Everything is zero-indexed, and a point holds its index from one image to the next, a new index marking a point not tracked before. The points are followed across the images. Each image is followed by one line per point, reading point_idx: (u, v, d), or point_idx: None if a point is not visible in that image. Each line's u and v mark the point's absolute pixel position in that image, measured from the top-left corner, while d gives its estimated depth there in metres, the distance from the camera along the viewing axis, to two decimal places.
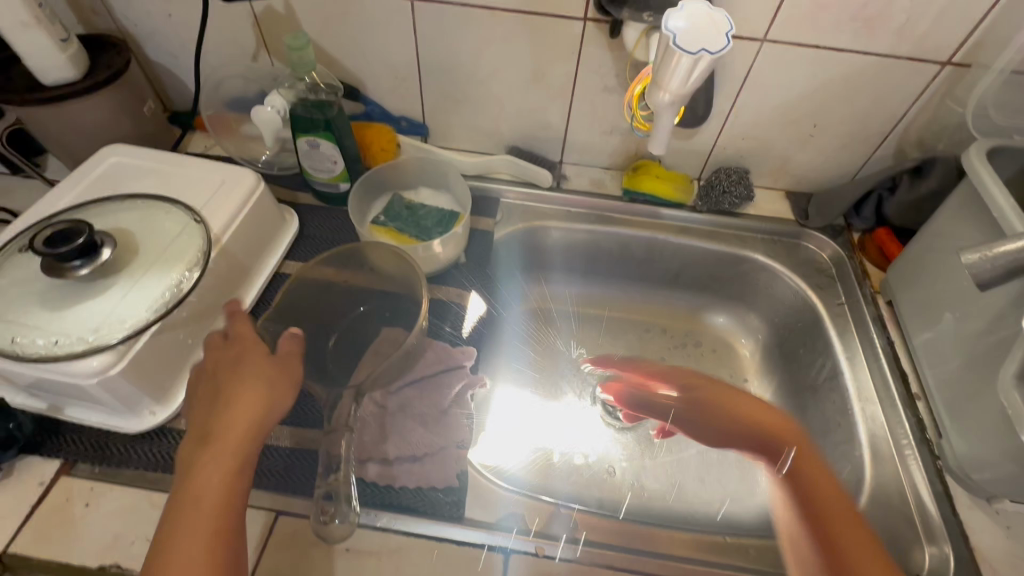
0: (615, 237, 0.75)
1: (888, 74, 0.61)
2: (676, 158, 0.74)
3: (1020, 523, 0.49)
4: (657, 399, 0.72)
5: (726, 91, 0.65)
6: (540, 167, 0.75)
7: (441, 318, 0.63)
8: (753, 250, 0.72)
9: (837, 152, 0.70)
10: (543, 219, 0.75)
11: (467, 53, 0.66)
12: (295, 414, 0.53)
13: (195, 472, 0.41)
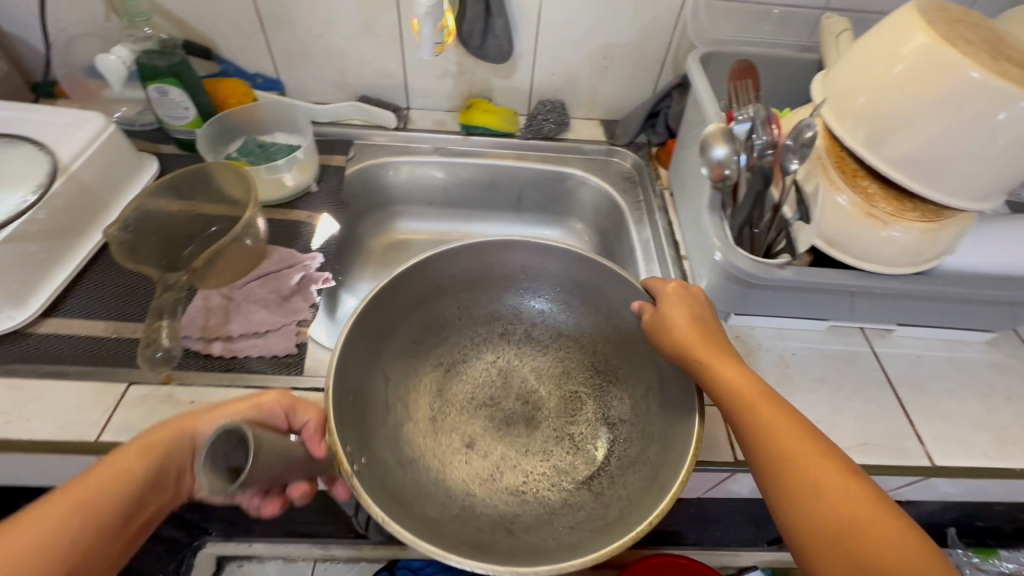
0: (459, 166, 0.86)
1: (647, 8, 0.76)
2: (503, 96, 0.87)
3: (746, 332, 0.63)
4: None
5: (527, 31, 0.79)
6: (386, 110, 0.86)
7: (293, 235, 0.71)
8: (572, 168, 0.86)
9: (631, 79, 0.85)
10: (392, 154, 0.85)
11: (303, 9, 0.76)
12: (130, 308, 0.59)
13: (109, 466, 0.39)
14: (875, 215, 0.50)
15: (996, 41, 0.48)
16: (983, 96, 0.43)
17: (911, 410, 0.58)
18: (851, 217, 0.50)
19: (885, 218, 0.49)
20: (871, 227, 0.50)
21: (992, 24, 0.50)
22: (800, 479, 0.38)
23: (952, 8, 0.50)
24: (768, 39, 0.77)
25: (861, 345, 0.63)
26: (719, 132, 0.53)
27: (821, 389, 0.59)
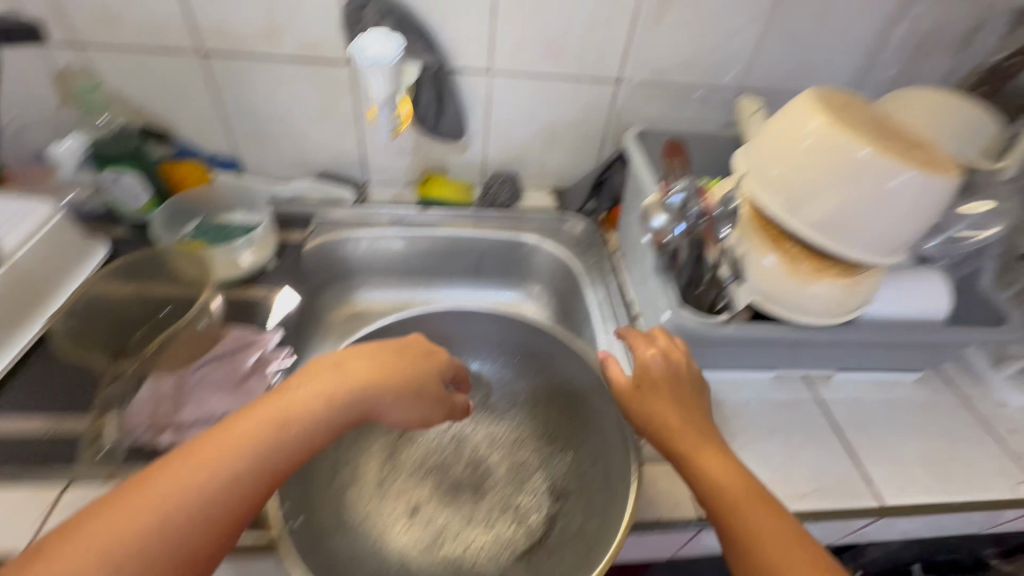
0: (417, 237, 0.88)
1: (585, 90, 0.84)
2: (458, 170, 0.92)
3: None
4: None
5: (477, 112, 0.85)
6: (344, 186, 0.88)
7: (250, 313, 0.70)
8: (527, 235, 0.90)
9: (576, 152, 0.92)
10: (351, 228, 0.86)
11: (263, 95, 0.79)
12: (69, 401, 0.56)
13: (232, 428, 0.39)
14: (797, 274, 0.55)
15: (877, 123, 0.56)
16: (873, 169, 0.49)
17: (857, 451, 0.61)
18: (781, 274, 0.55)
19: (805, 276, 0.55)
20: (801, 280, 0.55)
21: (873, 108, 0.59)
22: (767, 569, 0.38)
23: (840, 95, 0.58)
24: (693, 116, 0.86)
25: (805, 391, 0.67)
26: (657, 203, 0.60)
27: (775, 437, 0.61)
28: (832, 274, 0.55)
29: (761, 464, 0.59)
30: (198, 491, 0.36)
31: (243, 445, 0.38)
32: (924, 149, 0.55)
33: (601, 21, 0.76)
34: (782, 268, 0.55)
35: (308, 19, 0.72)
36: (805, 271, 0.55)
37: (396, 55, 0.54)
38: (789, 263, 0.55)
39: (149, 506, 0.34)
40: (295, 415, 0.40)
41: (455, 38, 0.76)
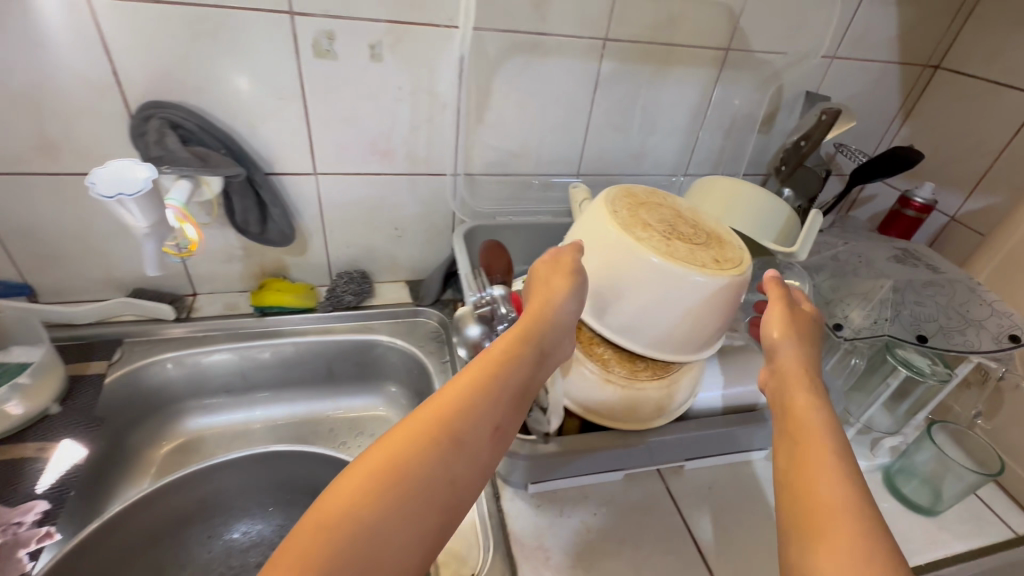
0: (253, 350, 0.80)
1: (423, 185, 0.82)
2: (300, 271, 0.86)
3: (546, 500, 0.61)
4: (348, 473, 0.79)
5: (310, 213, 0.80)
6: (163, 302, 0.79)
7: (12, 479, 0.58)
8: (379, 334, 0.84)
9: (426, 243, 0.89)
10: (170, 350, 0.77)
11: (48, 213, 0.70)
12: None
13: (359, 469, 0.39)
14: (612, 379, 0.53)
15: (675, 218, 0.57)
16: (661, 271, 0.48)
17: (707, 553, 0.58)
18: (596, 381, 0.53)
19: (621, 381, 0.53)
20: (615, 387, 0.52)
21: (674, 201, 0.61)
22: (825, 526, 0.39)
23: (640, 192, 0.59)
24: (537, 202, 0.87)
25: (657, 487, 0.64)
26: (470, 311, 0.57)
27: (623, 550, 0.57)
28: (647, 376, 0.53)
29: None
30: (452, 454, 0.42)
31: (454, 409, 0.43)
32: (720, 241, 0.55)
33: (425, 121, 0.75)
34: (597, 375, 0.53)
35: (90, 132, 0.65)
36: (619, 375, 0.53)
37: (144, 185, 0.49)
38: (602, 368, 0.53)
39: (451, 458, 0.42)
40: (461, 408, 0.44)
41: (270, 144, 0.72)
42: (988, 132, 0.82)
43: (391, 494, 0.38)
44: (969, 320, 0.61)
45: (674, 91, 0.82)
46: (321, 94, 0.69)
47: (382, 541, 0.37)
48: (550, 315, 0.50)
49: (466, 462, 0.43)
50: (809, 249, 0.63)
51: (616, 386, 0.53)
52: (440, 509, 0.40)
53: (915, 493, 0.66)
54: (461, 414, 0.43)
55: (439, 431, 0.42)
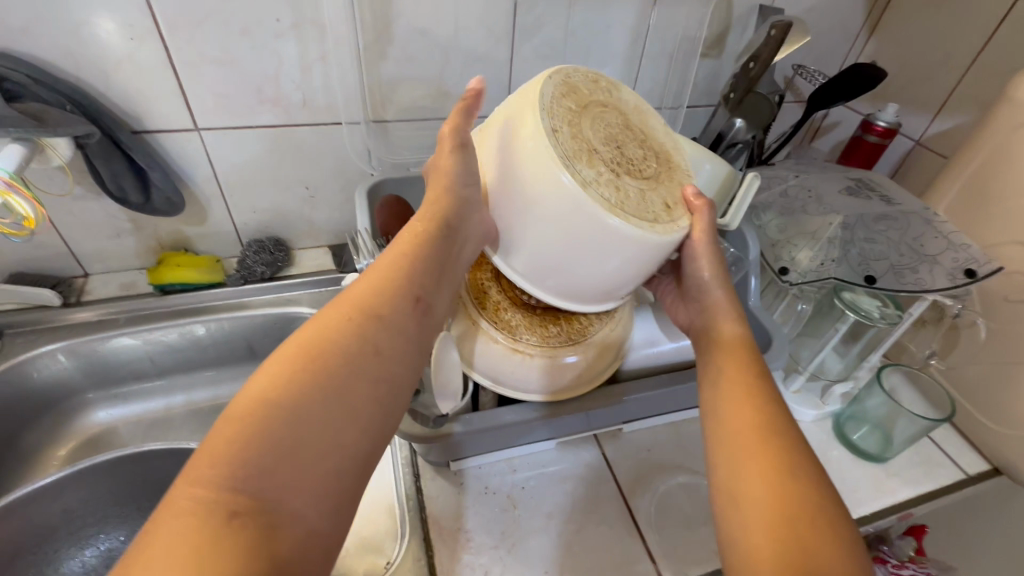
0: (155, 333, 0.73)
1: (328, 137, 0.72)
2: (205, 242, 0.77)
3: (470, 476, 0.56)
4: None
5: (202, 176, 0.71)
6: (44, 287, 0.70)
7: None
8: (298, 306, 0.77)
9: (345, 203, 0.81)
10: (57, 339, 0.69)
11: None
12: None
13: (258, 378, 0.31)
14: (520, 348, 0.47)
15: (622, 127, 0.46)
16: (588, 218, 0.40)
17: (640, 518, 0.55)
18: (505, 349, 0.47)
19: (529, 350, 0.47)
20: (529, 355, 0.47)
21: (623, 95, 0.48)
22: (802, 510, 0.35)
23: (580, 83, 0.46)
24: None
25: (593, 452, 0.60)
26: None
27: (551, 525, 0.53)
28: (562, 341, 0.48)
29: (532, 565, 0.50)
30: (369, 329, 0.36)
31: (362, 293, 0.37)
32: (665, 174, 0.46)
33: (318, 60, 0.65)
34: (505, 342, 0.47)
35: None
36: (531, 341, 0.47)
37: None
38: (512, 334, 0.47)
39: (372, 333, 0.36)
40: (377, 292, 0.37)
41: (133, 96, 0.61)
42: (958, 42, 0.74)
43: (307, 386, 0.31)
44: (922, 255, 0.55)
45: (607, 12, 0.72)
46: (182, 33, 0.58)
47: (315, 432, 0.31)
48: (436, 213, 0.43)
49: (389, 340, 0.36)
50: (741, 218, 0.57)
51: (529, 351, 0.47)
52: (375, 385, 0.34)
53: (865, 439, 0.62)
54: (382, 296, 0.37)
55: (362, 313, 0.36)
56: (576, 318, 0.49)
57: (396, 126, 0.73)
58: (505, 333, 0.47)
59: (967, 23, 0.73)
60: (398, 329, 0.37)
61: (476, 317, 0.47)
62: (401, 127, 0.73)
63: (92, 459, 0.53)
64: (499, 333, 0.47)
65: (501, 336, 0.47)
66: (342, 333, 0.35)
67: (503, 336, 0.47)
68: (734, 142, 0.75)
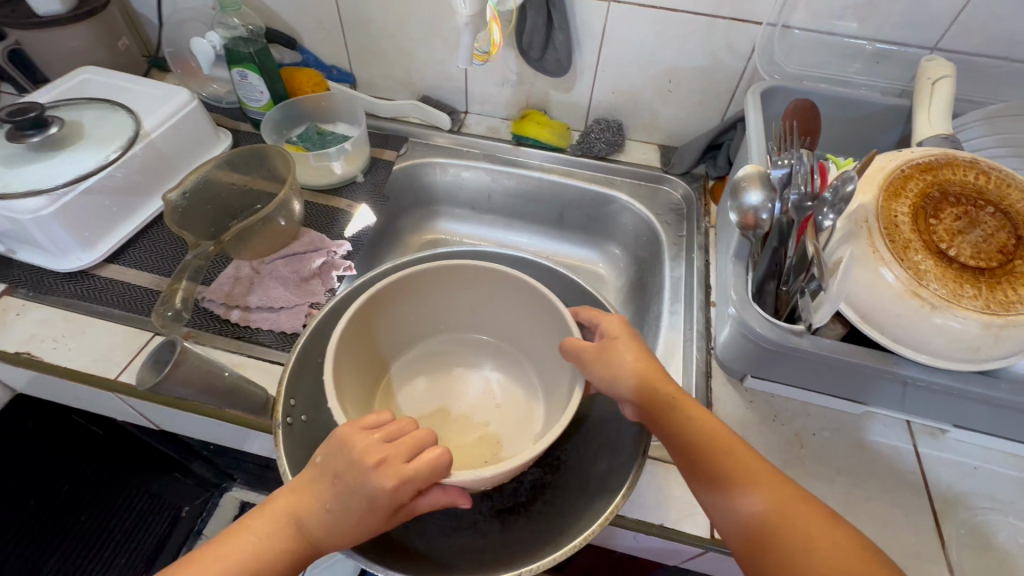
0: (503, 176, 0.86)
1: (719, 32, 0.70)
2: (560, 109, 0.86)
3: (762, 398, 0.57)
4: None
5: (589, 47, 0.77)
6: (442, 112, 0.88)
7: (330, 220, 0.75)
8: (618, 191, 0.82)
9: (696, 105, 0.80)
10: (440, 156, 0.87)
11: (377, 10, 0.80)
12: (170, 263, 0.66)
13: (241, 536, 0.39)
14: (923, 296, 0.42)
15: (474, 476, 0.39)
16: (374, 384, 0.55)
17: (945, 526, 0.49)
18: (898, 288, 0.43)
19: (934, 302, 0.42)
20: (929, 307, 0.42)
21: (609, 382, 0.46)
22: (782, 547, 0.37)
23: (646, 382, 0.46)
24: (855, 77, 0.69)
25: (903, 439, 0.54)
26: (760, 175, 0.49)
27: (838, 481, 0.51)
28: (976, 308, 0.41)
29: None
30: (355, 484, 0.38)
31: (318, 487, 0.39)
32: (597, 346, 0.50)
33: None
34: (902, 282, 0.42)
35: None
36: (933, 292, 0.42)
37: None
38: (913, 276, 0.42)
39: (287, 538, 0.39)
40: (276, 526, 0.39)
41: None
42: None
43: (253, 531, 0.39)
44: None
45: None
46: None
47: None
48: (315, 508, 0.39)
49: (334, 464, 0.39)
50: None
51: (928, 302, 0.42)
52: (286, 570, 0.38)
53: None
54: (331, 472, 0.39)
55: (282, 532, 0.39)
56: (1001, 288, 0.41)
57: (796, 34, 0.67)
58: (906, 271, 0.42)
59: None
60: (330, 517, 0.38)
61: (877, 244, 0.43)
62: (800, 36, 0.67)
63: None
64: (898, 270, 0.43)
65: (900, 275, 0.42)
66: (313, 518, 0.39)
67: (903, 275, 0.42)
68: None
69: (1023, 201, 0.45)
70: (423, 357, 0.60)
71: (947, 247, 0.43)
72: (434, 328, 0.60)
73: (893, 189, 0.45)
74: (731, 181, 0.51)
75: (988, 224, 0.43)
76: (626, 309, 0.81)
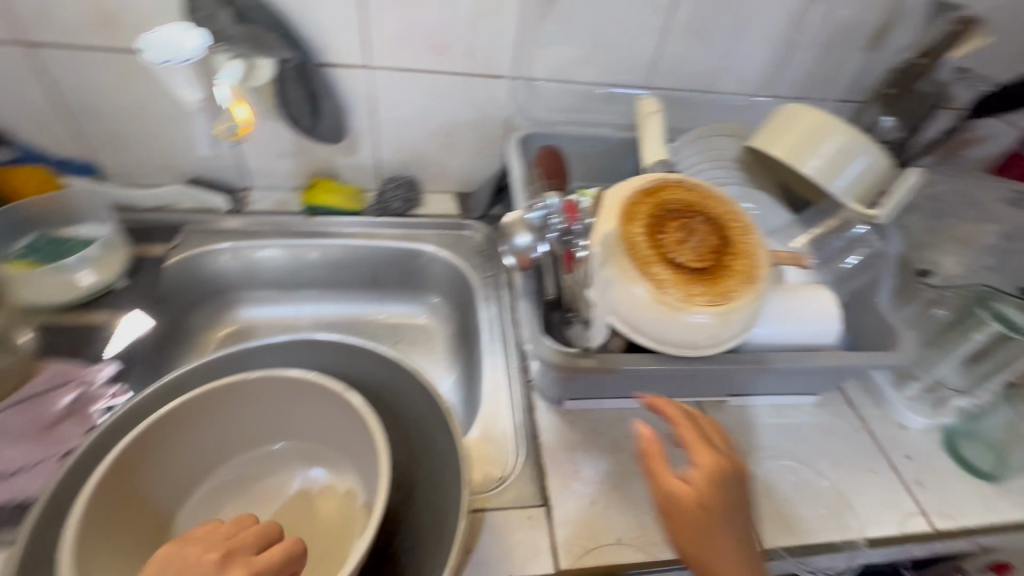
0: (302, 249, 0.81)
1: (478, 87, 0.76)
2: (350, 173, 0.85)
3: (581, 417, 0.61)
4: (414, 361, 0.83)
5: (361, 111, 0.77)
6: (217, 193, 0.80)
7: (87, 342, 0.65)
8: (424, 243, 0.83)
9: (477, 154, 0.85)
10: (223, 240, 0.79)
11: (107, 94, 0.70)
12: None
13: None
14: (667, 301, 0.49)
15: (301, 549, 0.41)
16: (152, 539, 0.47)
17: (740, 485, 0.57)
18: (649, 299, 0.49)
19: (676, 304, 0.49)
20: (675, 309, 0.49)
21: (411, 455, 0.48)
22: None
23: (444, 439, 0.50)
24: (598, 116, 0.80)
25: (697, 419, 0.62)
26: (525, 219, 0.54)
27: (655, 474, 0.57)
28: (707, 302, 0.49)
29: (635, 505, 0.54)
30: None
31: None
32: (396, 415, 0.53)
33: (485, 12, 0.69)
34: (650, 293, 0.49)
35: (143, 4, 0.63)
36: (674, 297, 0.49)
37: (191, 53, 0.49)
38: (657, 286, 0.49)
39: None
40: None
41: (322, 30, 0.68)
42: None
43: None
44: None
45: None
46: None
47: None
48: None
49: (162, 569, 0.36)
50: (893, 213, 0.57)
51: (672, 305, 0.49)
52: None
53: (977, 456, 0.62)
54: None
55: None
56: (720, 281, 0.50)
57: (541, 85, 0.76)
58: (651, 283, 0.49)
59: None
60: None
61: (625, 264, 0.49)
62: (545, 86, 0.76)
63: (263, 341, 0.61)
64: (645, 284, 0.49)
65: (647, 287, 0.49)
66: None
67: (649, 288, 0.49)
68: (880, 141, 0.73)
69: (720, 207, 0.55)
70: (223, 486, 0.53)
71: (676, 255, 0.50)
72: (223, 452, 0.53)
73: (626, 214, 0.52)
74: (502, 227, 0.54)
75: (700, 231, 0.52)
76: (457, 356, 0.82)
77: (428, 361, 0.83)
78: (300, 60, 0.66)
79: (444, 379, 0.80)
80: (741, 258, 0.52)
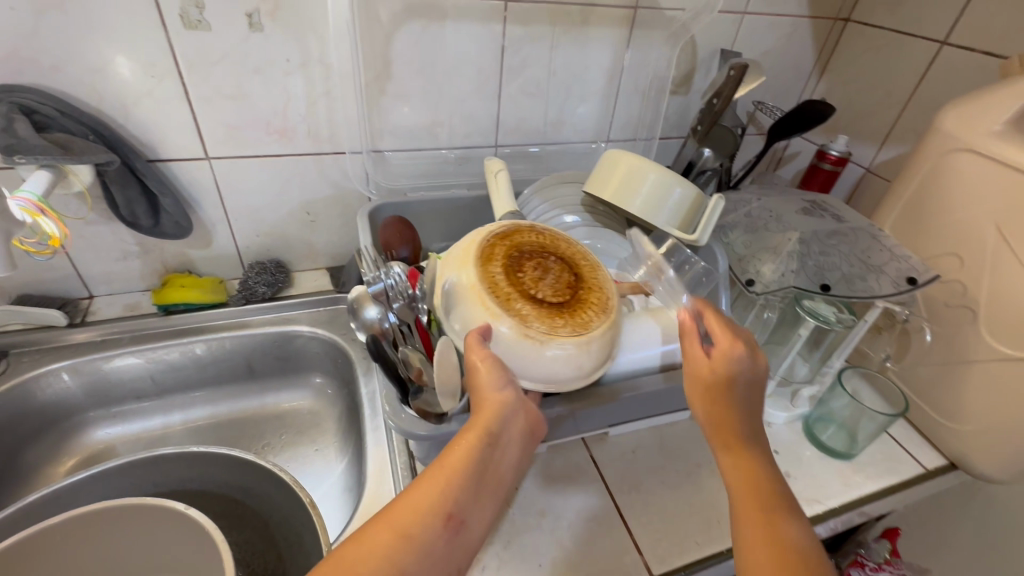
0: (158, 353, 0.75)
1: (330, 164, 0.78)
2: (208, 264, 0.81)
3: None
4: (301, 450, 0.78)
5: (208, 202, 0.75)
6: (51, 308, 0.73)
7: None
8: (297, 324, 0.81)
9: (343, 227, 0.85)
10: (59, 359, 0.71)
11: None
12: None
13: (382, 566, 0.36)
14: (531, 335, 0.49)
15: None
16: None
17: (627, 513, 0.58)
18: (514, 336, 0.49)
19: (540, 337, 0.49)
20: (539, 342, 0.49)
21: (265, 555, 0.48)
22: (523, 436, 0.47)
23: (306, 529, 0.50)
24: (455, 177, 0.84)
25: (581, 456, 0.64)
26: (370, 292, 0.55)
27: (544, 522, 0.57)
28: (569, 333, 0.51)
29: (526, 560, 0.53)
30: (401, 552, 0.36)
31: (497, 407, 0.44)
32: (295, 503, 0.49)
33: (322, 94, 0.71)
34: (514, 329, 0.49)
35: None
36: (536, 331, 0.50)
37: None
38: (519, 322, 0.50)
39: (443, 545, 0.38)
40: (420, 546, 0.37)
41: (149, 127, 0.66)
42: (895, 82, 0.83)
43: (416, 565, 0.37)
44: (870, 266, 0.62)
45: (586, 53, 0.79)
46: (199, 71, 0.64)
47: None
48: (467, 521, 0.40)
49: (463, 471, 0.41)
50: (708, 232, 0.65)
51: (537, 339, 0.49)
52: None
53: (832, 438, 0.68)
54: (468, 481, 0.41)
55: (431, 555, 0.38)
56: (576, 314, 0.53)
57: (393, 156, 0.79)
58: (514, 320, 0.49)
59: (901, 65, 0.82)
60: (437, 560, 0.38)
61: (489, 302, 0.50)
62: (397, 156, 0.79)
63: (100, 467, 0.55)
64: (509, 321, 0.49)
65: (510, 324, 0.49)
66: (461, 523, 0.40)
67: (512, 325, 0.49)
68: (703, 170, 0.83)
69: (569, 249, 0.59)
70: None
71: (534, 292, 0.52)
72: None
73: (486, 257, 0.53)
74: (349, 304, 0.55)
75: (554, 269, 0.56)
76: (347, 435, 0.78)
77: (316, 447, 0.78)
78: (117, 163, 0.63)
79: (335, 463, 0.76)
80: (594, 292, 0.55)
